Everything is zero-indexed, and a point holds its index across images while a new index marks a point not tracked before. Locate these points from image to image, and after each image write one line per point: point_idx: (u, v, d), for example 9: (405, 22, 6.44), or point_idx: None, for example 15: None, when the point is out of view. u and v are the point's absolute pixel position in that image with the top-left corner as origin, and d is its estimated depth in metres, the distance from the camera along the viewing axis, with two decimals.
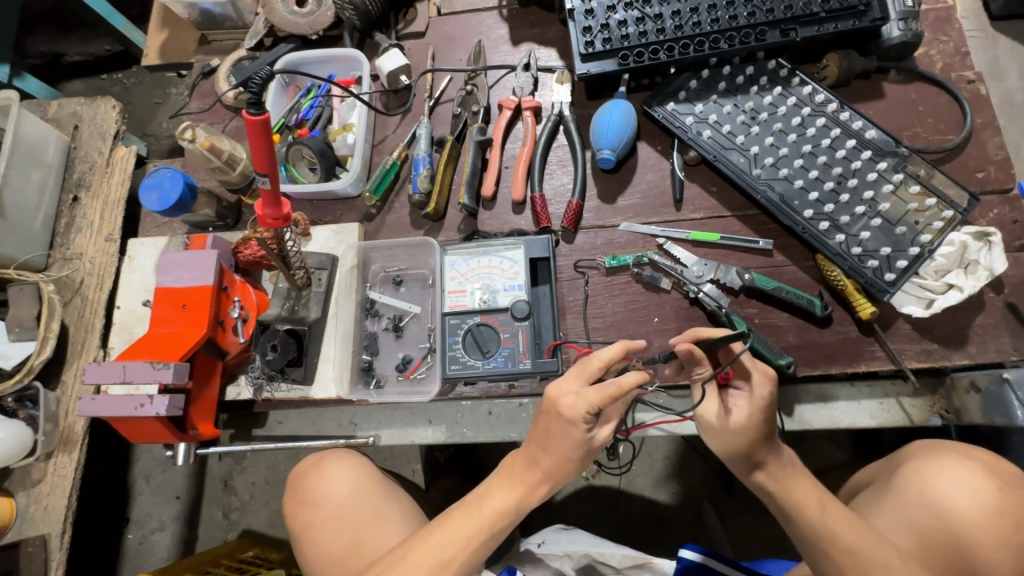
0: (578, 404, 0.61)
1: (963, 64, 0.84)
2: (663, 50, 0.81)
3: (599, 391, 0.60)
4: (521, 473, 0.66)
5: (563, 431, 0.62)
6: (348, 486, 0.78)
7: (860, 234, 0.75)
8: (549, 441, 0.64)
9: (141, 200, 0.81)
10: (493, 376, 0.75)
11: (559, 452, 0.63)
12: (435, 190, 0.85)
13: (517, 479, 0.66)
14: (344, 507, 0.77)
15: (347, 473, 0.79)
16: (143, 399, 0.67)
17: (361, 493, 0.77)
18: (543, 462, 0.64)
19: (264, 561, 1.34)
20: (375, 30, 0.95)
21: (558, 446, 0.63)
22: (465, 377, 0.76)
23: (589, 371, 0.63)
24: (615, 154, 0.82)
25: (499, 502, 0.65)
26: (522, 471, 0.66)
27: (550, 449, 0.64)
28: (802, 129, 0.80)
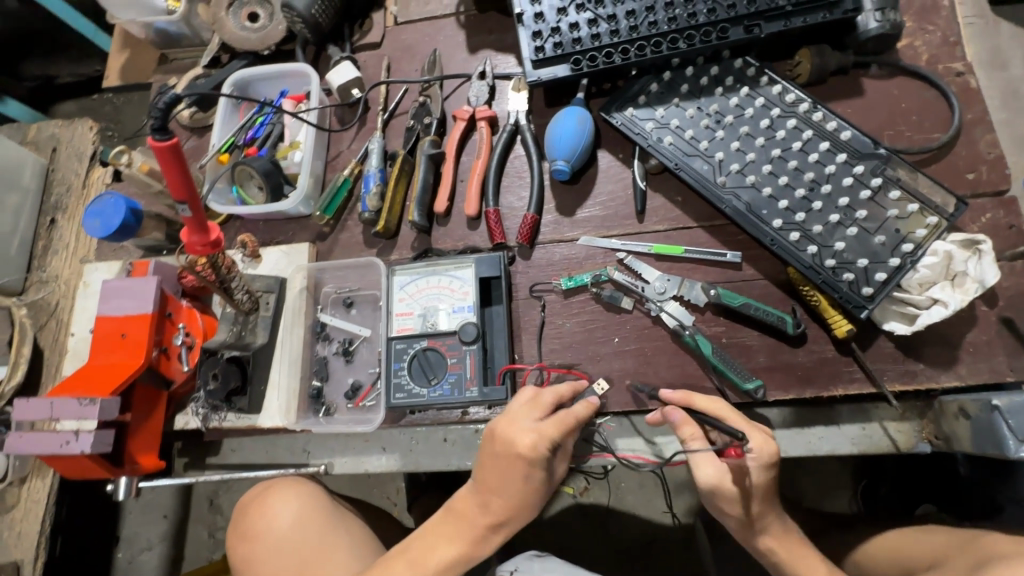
0: (535, 440, 0.61)
1: (952, 55, 0.77)
2: (619, 53, 0.76)
3: (552, 421, 0.62)
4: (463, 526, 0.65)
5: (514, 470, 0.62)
6: (293, 513, 0.75)
7: (834, 245, 0.69)
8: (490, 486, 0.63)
9: (85, 226, 0.79)
10: (440, 404, 0.71)
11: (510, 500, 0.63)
12: (385, 207, 0.82)
13: (461, 531, 0.65)
14: (290, 534, 0.74)
15: (296, 498, 0.76)
16: (69, 436, 0.65)
17: (308, 516, 0.75)
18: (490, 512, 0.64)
19: None
20: (329, 42, 0.92)
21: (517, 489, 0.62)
22: (410, 406, 0.72)
23: (542, 405, 0.64)
24: (570, 164, 0.77)
25: (442, 559, 0.63)
26: (469, 523, 0.64)
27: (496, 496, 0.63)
28: (771, 132, 0.75)
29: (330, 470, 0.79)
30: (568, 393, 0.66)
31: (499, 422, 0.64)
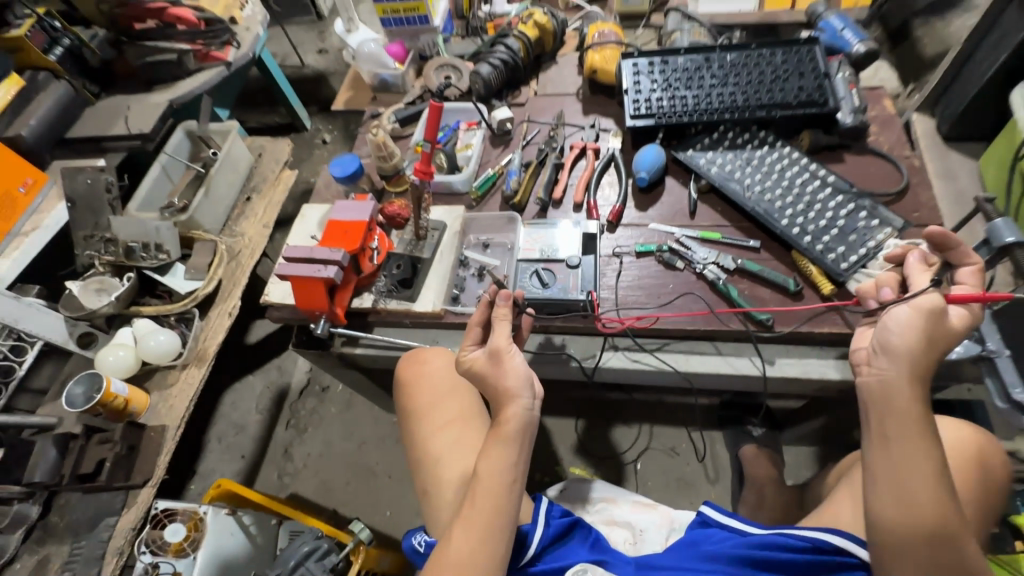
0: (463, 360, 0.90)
1: (903, 147, 1.19)
2: (686, 116, 1.21)
3: (469, 342, 0.92)
4: (503, 439, 0.81)
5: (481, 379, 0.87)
6: (444, 363, 1.03)
7: (823, 238, 1.05)
8: (500, 400, 0.84)
9: (329, 170, 1.24)
10: (552, 300, 1.05)
11: (507, 399, 0.83)
12: (520, 189, 1.23)
13: (501, 444, 0.81)
14: (439, 377, 1.01)
15: (444, 357, 1.03)
16: (322, 267, 1.00)
17: (453, 367, 1.03)
18: (505, 427, 0.82)
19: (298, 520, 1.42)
20: (493, 98, 1.41)
21: (501, 375, 0.84)
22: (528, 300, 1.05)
23: (475, 322, 0.91)
24: (649, 175, 1.19)
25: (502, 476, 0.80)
26: (506, 444, 0.81)
27: (503, 400, 0.83)
28: (782, 172, 1.15)
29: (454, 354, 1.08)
30: (479, 309, 0.91)
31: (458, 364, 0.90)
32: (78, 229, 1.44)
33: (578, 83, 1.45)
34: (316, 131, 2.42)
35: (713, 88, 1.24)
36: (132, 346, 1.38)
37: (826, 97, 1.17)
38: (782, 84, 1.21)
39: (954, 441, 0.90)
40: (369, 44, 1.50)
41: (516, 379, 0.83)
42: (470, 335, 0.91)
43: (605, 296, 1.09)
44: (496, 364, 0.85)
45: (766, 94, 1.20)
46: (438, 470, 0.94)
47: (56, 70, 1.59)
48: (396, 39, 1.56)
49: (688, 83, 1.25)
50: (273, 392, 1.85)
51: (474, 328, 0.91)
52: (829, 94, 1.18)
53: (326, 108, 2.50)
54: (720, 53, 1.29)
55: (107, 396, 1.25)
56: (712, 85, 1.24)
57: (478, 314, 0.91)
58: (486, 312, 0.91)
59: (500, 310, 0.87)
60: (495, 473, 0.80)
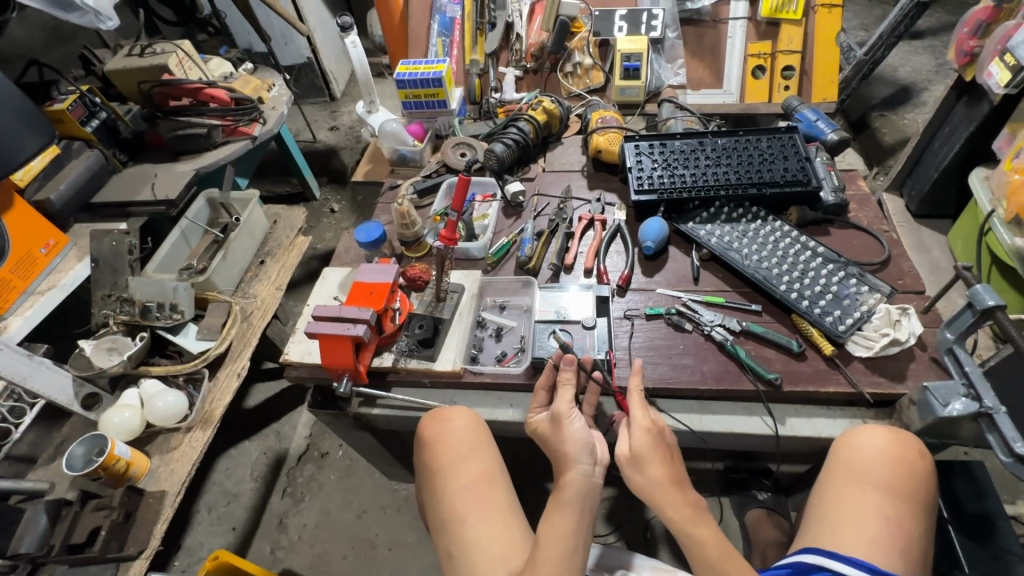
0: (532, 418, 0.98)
1: (881, 222, 1.31)
2: (686, 192, 1.33)
3: (535, 399, 0.99)
4: (564, 501, 0.84)
5: (547, 439, 0.93)
6: (466, 422, 1.03)
7: (819, 301, 1.13)
8: (565, 470, 0.88)
9: (355, 236, 1.30)
10: None
11: (569, 465, 0.87)
12: (535, 255, 1.31)
13: (562, 505, 0.84)
14: (461, 436, 1.01)
15: (467, 416, 1.04)
16: (350, 325, 1.05)
17: (476, 426, 1.03)
18: (564, 494, 0.85)
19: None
20: (505, 173, 1.53)
21: (563, 440, 0.89)
22: (548, 359, 1.09)
23: (540, 388, 0.99)
24: (654, 245, 1.28)
25: (563, 541, 0.81)
26: (567, 503, 0.84)
27: (566, 467, 0.87)
28: (776, 243, 1.26)
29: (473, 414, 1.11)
30: (541, 379, 0.98)
31: (529, 426, 0.97)
32: (97, 288, 1.46)
33: (583, 161, 1.59)
34: (325, 200, 2.54)
35: (707, 168, 1.37)
36: (138, 407, 1.36)
37: (809, 177, 1.31)
38: (769, 165, 1.35)
39: (883, 450, 0.92)
40: (391, 123, 1.62)
41: (575, 445, 0.88)
42: (537, 394, 0.99)
43: (618, 356, 1.14)
44: (557, 429, 0.91)
45: (756, 173, 1.33)
46: (464, 532, 0.91)
47: (90, 140, 1.69)
48: (415, 120, 1.70)
49: (685, 164, 1.38)
50: (270, 458, 1.79)
51: (542, 389, 0.98)
52: (812, 175, 1.32)
53: (335, 179, 2.64)
54: (712, 138, 1.44)
55: (109, 459, 1.20)
56: (706, 165, 1.37)
57: (541, 382, 0.98)
58: (551, 375, 0.98)
59: (567, 374, 0.94)
60: (557, 536, 0.81)
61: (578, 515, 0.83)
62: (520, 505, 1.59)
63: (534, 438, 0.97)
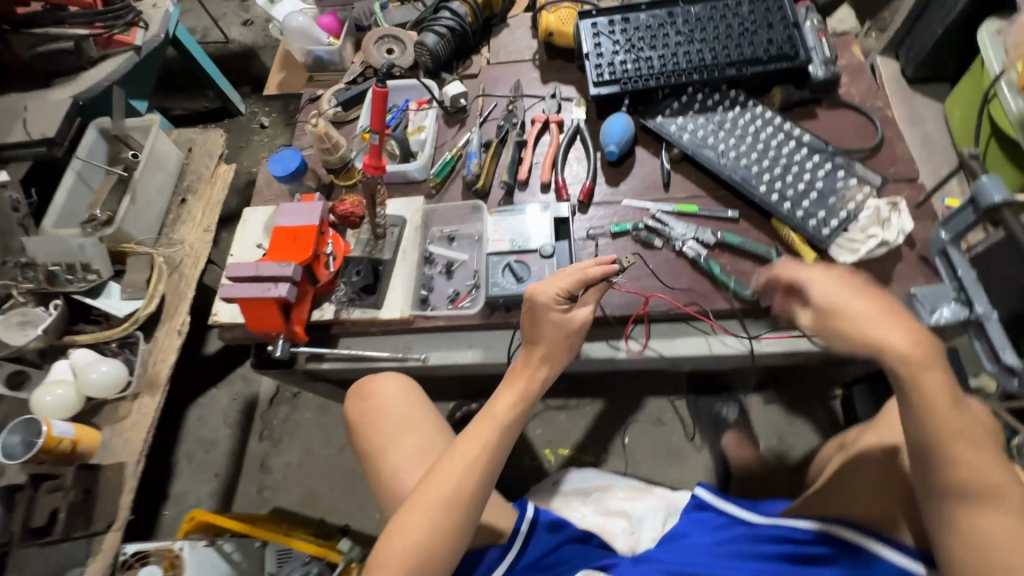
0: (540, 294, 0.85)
1: (875, 97, 1.14)
2: (653, 80, 1.13)
3: (572, 279, 0.84)
4: (458, 461, 0.80)
5: (535, 323, 0.85)
6: (396, 387, 1.02)
7: (802, 203, 1.00)
8: (517, 372, 0.86)
9: (268, 169, 1.10)
10: (525, 297, 0.97)
11: (513, 384, 0.85)
12: (483, 172, 1.13)
13: (464, 467, 0.79)
14: (393, 404, 1.00)
15: (395, 379, 1.03)
16: (271, 285, 0.91)
17: (408, 393, 1.01)
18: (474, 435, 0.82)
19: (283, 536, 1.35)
20: (442, 71, 1.30)
21: (541, 335, 0.85)
22: (504, 297, 0.98)
23: (582, 277, 0.84)
24: (618, 148, 1.11)
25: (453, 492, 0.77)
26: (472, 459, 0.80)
27: (511, 384, 0.86)
28: (757, 135, 1.09)
29: (428, 360, 1.03)
30: (590, 265, 0.86)
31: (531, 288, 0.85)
32: None
33: (534, 46, 1.34)
34: (252, 114, 2.22)
35: (678, 46, 1.15)
36: (71, 382, 1.25)
37: (796, 49, 1.10)
38: (750, 37, 1.13)
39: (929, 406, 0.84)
40: (296, 17, 1.31)
41: (547, 346, 0.86)
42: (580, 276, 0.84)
43: None
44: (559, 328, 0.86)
45: (735, 49, 1.12)
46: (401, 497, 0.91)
47: None
48: (328, 9, 1.39)
49: (651, 43, 1.16)
50: (241, 404, 1.74)
51: (586, 273, 0.85)
52: (799, 46, 1.11)
53: (259, 87, 2.29)
54: (683, 6, 1.19)
55: (49, 442, 1.12)
56: (677, 43, 1.15)
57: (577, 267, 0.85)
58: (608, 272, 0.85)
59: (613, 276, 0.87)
60: (449, 486, 0.78)
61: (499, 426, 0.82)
62: None
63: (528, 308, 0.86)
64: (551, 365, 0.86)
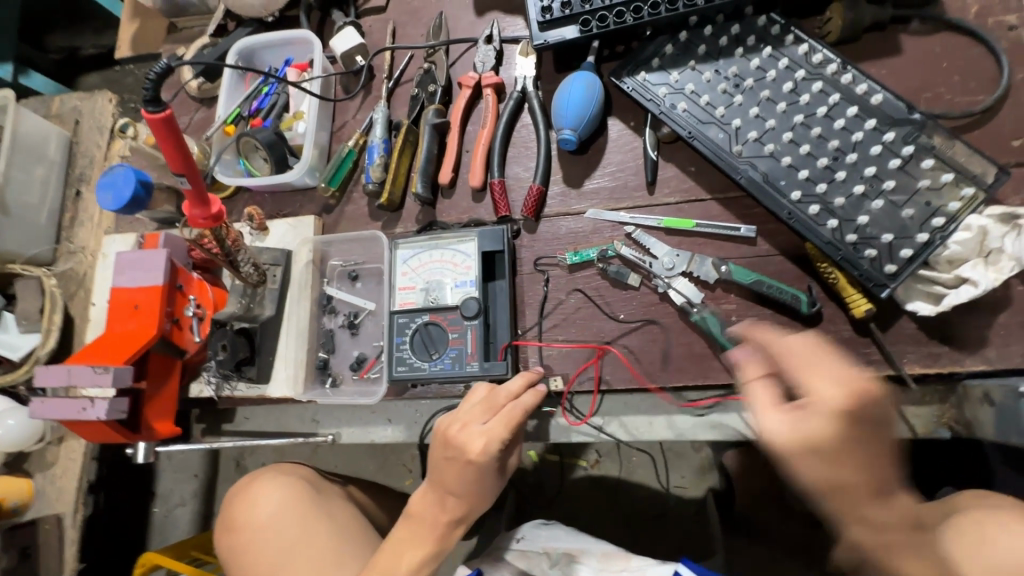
0: (486, 443, 0.55)
1: (1003, 7, 0.69)
2: (631, 11, 0.72)
3: (501, 419, 0.56)
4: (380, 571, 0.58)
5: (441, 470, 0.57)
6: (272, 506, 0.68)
7: (856, 218, 0.65)
8: (416, 522, 0.58)
9: (97, 198, 0.81)
10: (441, 379, 0.71)
11: (420, 538, 0.58)
12: (388, 179, 0.80)
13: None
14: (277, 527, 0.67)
15: (278, 487, 0.70)
16: (84, 402, 0.65)
17: (287, 508, 0.68)
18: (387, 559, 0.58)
19: None
20: (334, 7, 0.90)
21: (442, 479, 0.57)
22: (412, 380, 0.71)
23: (494, 407, 0.58)
24: (577, 133, 0.74)
25: None
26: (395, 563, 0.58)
27: (411, 539, 0.58)
28: (794, 96, 0.70)
29: (338, 440, 0.82)
30: (521, 388, 0.59)
31: (437, 424, 0.58)
32: None
33: None
34: None
35: None
36: None
37: None
38: None
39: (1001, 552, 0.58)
40: None
41: (463, 493, 0.57)
42: (514, 416, 0.56)
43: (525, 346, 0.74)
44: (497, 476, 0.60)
45: None
46: None
47: None
48: None
49: None
50: None
51: (502, 404, 0.58)
52: None
53: None
54: None
55: None
56: None
57: (492, 392, 0.58)
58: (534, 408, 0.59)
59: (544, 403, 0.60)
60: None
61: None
62: None
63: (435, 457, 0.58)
64: (469, 519, 0.58)
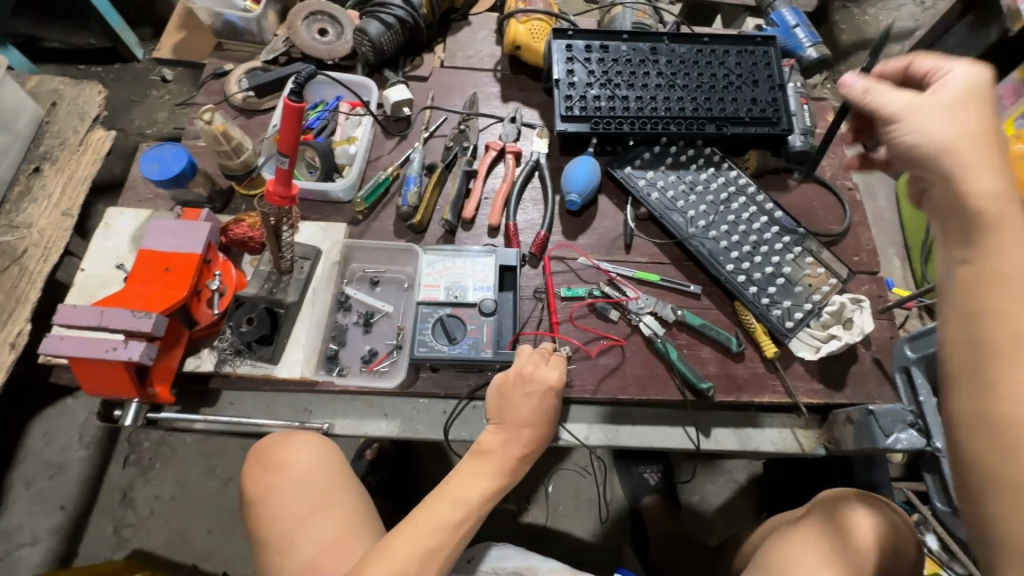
0: (558, 373, 0.78)
1: (844, 176, 1.09)
2: (627, 124, 1.00)
3: (558, 363, 0.80)
4: (450, 493, 0.73)
5: (509, 403, 0.77)
6: (313, 458, 0.81)
7: (768, 288, 0.93)
8: (487, 454, 0.76)
9: (141, 168, 0.85)
10: (458, 360, 0.83)
11: (488, 469, 0.75)
12: (421, 205, 0.95)
13: (458, 497, 0.73)
14: (309, 478, 0.79)
15: (313, 445, 0.82)
16: (117, 343, 0.69)
17: (327, 460, 0.82)
18: (457, 485, 0.74)
19: None
20: (385, 67, 1.10)
21: (510, 421, 0.76)
22: (431, 359, 0.83)
23: (546, 356, 0.80)
24: (581, 199, 0.97)
25: (447, 517, 0.71)
26: (474, 482, 0.74)
27: (481, 471, 0.75)
28: (728, 202, 1.00)
29: (331, 430, 0.84)
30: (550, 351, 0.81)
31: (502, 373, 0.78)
32: None
33: (495, 55, 1.15)
34: (150, 62, 1.85)
35: (659, 89, 1.02)
36: None
37: (778, 114, 1.02)
38: (734, 92, 1.03)
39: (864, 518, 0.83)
40: None
41: (529, 425, 0.76)
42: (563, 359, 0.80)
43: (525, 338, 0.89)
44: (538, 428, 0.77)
45: (717, 103, 1.02)
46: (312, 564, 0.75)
47: None
48: None
49: (631, 80, 1.02)
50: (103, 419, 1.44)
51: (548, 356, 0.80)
52: (781, 111, 1.03)
53: (164, 32, 1.90)
54: (669, 43, 1.07)
55: None
56: (657, 85, 1.03)
57: (542, 347, 0.80)
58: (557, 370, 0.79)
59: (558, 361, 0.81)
60: (453, 503, 0.72)
61: (477, 510, 0.73)
62: (415, 470, 1.41)
63: (493, 397, 0.77)
64: (531, 455, 0.77)
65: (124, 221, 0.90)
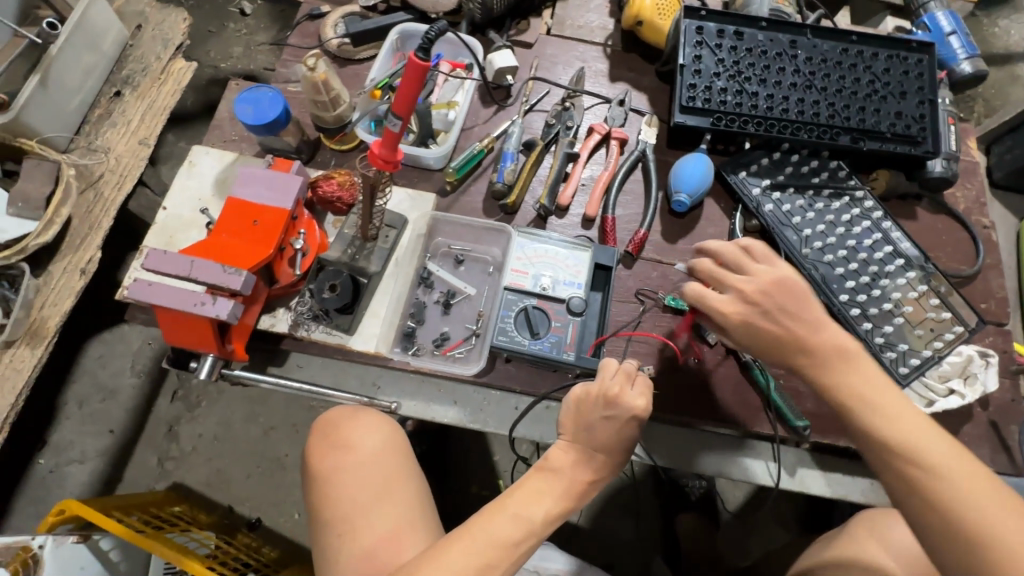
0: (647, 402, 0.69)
1: (981, 211, 0.97)
2: (752, 123, 0.91)
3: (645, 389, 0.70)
4: (507, 506, 0.65)
5: (593, 424, 0.69)
6: (377, 443, 0.75)
7: (884, 327, 0.84)
8: (552, 471, 0.68)
9: (234, 109, 0.80)
10: (536, 357, 0.78)
11: (555, 489, 0.67)
12: (517, 184, 0.89)
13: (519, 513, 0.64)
14: (374, 463, 0.73)
15: (380, 428, 0.76)
16: (204, 298, 0.65)
17: (391, 447, 0.75)
18: (515, 498, 0.66)
19: (183, 531, 1.17)
20: (490, 28, 1.01)
21: (583, 441, 0.69)
22: (509, 350, 0.78)
23: (631, 378, 0.71)
24: (690, 200, 0.89)
25: (506, 534, 0.63)
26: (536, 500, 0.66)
27: (548, 490, 0.66)
28: (849, 225, 0.90)
29: (399, 410, 0.81)
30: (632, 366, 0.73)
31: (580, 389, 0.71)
32: None
33: (607, 27, 1.06)
34: None
35: (792, 89, 0.92)
36: None
37: (924, 133, 0.91)
38: (876, 102, 0.92)
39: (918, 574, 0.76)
40: None
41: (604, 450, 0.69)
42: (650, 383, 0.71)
43: (609, 342, 0.84)
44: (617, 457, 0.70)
45: (857, 112, 0.91)
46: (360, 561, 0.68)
47: None
48: None
49: (762, 75, 0.92)
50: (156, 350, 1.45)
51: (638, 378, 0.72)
52: (927, 129, 0.91)
53: None
54: (809, 38, 0.95)
55: None
56: (791, 85, 0.92)
57: (628, 365, 0.72)
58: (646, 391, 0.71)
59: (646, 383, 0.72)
60: (515, 521, 0.64)
61: (537, 531, 0.64)
62: (455, 447, 1.38)
63: (571, 413, 0.70)
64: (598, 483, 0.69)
65: (208, 162, 0.86)
